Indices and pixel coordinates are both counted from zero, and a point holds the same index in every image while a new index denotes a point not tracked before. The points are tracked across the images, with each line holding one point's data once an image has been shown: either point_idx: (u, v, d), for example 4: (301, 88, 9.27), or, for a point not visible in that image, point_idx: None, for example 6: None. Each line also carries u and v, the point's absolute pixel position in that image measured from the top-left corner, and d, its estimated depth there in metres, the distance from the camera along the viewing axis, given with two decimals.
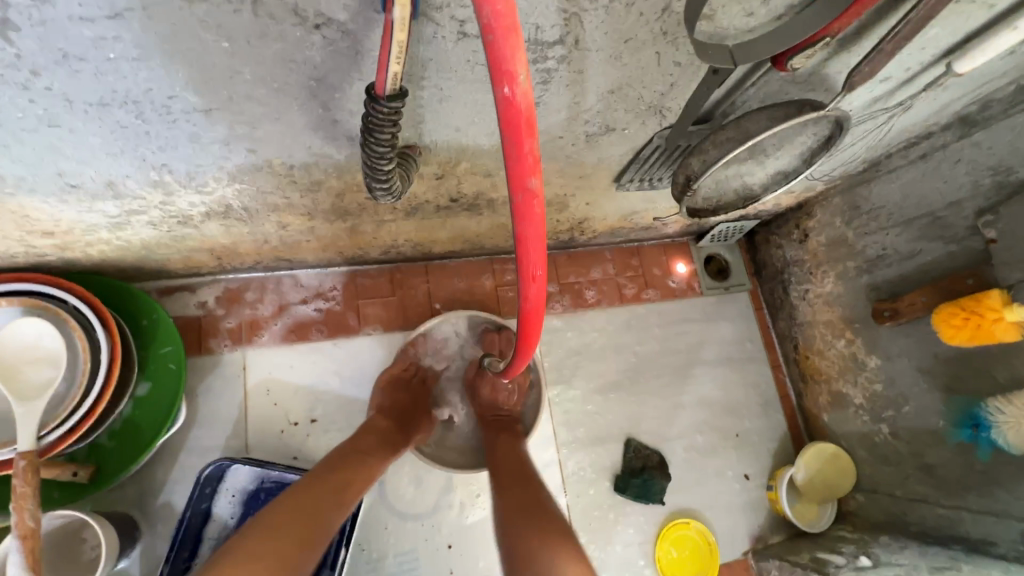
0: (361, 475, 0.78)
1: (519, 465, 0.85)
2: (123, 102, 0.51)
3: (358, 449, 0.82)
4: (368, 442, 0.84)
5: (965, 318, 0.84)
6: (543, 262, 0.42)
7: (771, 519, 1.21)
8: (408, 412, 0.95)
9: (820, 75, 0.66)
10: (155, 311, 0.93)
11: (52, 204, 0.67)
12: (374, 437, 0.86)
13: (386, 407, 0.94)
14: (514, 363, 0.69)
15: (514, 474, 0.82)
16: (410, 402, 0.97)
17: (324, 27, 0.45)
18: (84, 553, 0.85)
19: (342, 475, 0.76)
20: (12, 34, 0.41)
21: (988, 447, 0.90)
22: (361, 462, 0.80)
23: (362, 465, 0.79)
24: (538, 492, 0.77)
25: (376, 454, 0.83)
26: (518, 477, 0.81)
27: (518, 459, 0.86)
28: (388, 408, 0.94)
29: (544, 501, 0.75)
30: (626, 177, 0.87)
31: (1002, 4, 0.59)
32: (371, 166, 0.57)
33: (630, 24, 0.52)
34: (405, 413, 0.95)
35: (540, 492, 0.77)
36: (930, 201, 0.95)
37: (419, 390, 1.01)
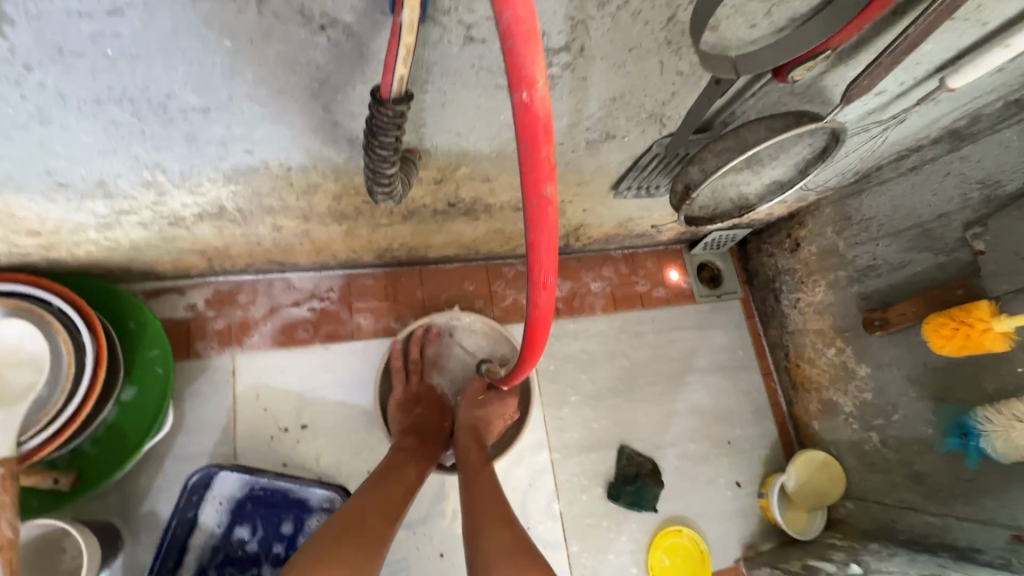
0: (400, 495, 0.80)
1: (493, 500, 0.80)
2: (119, 99, 0.50)
3: (393, 470, 0.83)
4: (401, 462, 0.86)
5: (955, 327, 0.86)
6: (556, 268, 0.41)
7: (762, 526, 1.21)
8: (432, 427, 0.97)
9: (818, 88, 0.67)
10: (142, 314, 0.91)
11: (40, 202, 0.65)
12: (405, 455, 0.88)
13: (410, 424, 0.95)
14: (518, 372, 0.69)
15: (491, 511, 0.78)
16: (435, 416, 0.99)
17: (329, 28, 0.45)
18: (63, 563, 0.82)
19: (381, 498, 0.77)
20: (7, 28, 0.40)
21: (976, 456, 0.91)
22: (399, 482, 0.82)
23: (398, 484, 0.81)
24: (516, 536, 0.74)
25: (410, 471, 0.85)
26: (497, 513, 0.78)
27: (494, 493, 0.82)
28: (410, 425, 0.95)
29: (523, 546, 0.72)
30: (623, 184, 0.88)
31: (994, 22, 0.61)
32: (373, 169, 0.56)
33: (635, 33, 0.52)
34: (427, 426, 0.96)
35: (517, 535, 0.74)
36: (920, 213, 0.96)
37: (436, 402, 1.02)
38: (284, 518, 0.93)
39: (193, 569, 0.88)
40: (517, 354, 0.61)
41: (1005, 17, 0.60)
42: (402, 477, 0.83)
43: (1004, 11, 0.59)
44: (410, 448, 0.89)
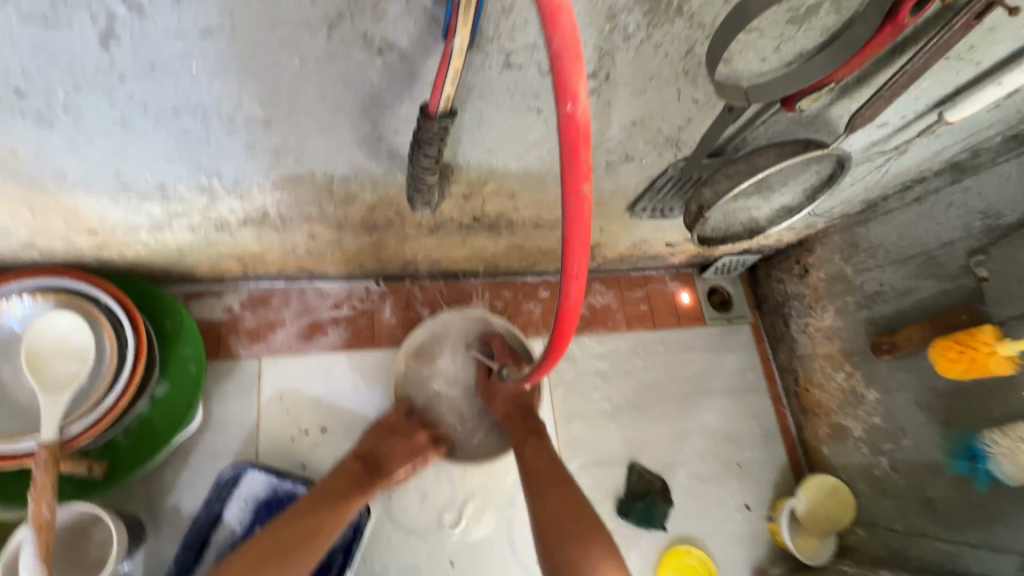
0: (323, 533, 0.80)
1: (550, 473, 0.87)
2: (194, 110, 0.56)
3: (320, 504, 0.82)
4: (330, 493, 0.84)
5: (960, 351, 0.88)
6: (587, 264, 0.43)
7: (771, 551, 1.21)
8: (388, 457, 0.93)
9: (824, 118, 0.72)
10: (180, 314, 0.96)
11: (103, 202, 0.71)
12: (340, 484, 0.86)
13: (368, 449, 0.93)
14: (535, 374, 0.74)
15: (551, 482, 0.86)
16: (398, 444, 0.95)
17: (387, 52, 0.51)
18: (88, 552, 0.85)
19: (297, 538, 0.78)
20: (111, 44, 0.46)
21: (986, 479, 0.92)
22: (326, 517, 0.81)
23: (330, 515, 0.82)
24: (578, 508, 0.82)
25: (339, 501, 0.84)
26: (552, 483, 0.86)
27: (549, 466, 0.89)
28: (371, 454, 0.93)
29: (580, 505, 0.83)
30: (639, 206, 0.93)
31: (987, 62, 0.66)
32: (415, 177, 0.62)
33: (656, 63, 0.58)
34: (386, 458, 0.93)
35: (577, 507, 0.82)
36: (925, 241, 1.00)
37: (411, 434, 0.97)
38: None
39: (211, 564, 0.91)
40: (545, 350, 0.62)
41: (997, 58, 0.66)
42: (327, 509, 0.82)
43: (996, 52, 0.65)
44: (350, 476, 0.88)
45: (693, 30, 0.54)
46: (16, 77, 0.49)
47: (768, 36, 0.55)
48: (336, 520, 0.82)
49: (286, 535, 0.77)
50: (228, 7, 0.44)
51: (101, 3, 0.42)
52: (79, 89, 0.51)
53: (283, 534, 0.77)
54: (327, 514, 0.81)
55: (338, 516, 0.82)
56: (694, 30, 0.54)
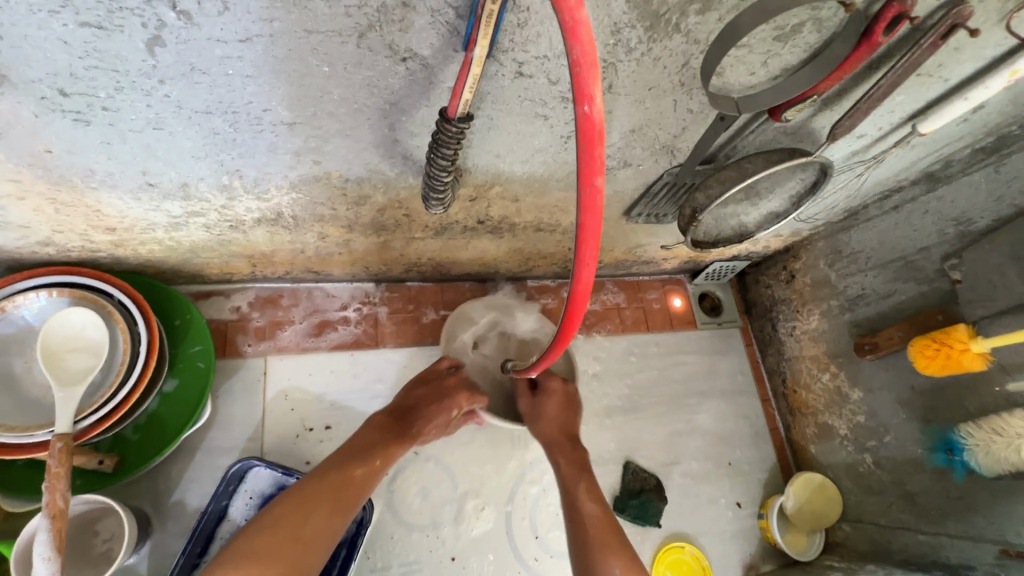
0: (354, 497, 0.85)
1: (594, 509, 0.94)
2: (225, 112, 0.60)
3: (354, 455, 0.89)
4: (363, 444, 0.91)
5: (936, 349, 0.93)
6: (598, 251, 0.46)
7: (762, 547, 1.24)
8: (421, 410, 0.99)
9: (808, 129, 0.77)
10: (189, 312, 0.98)
11: (126, 200, 0.74)
12: (372, 435, 0.93)
13: (399, 403, 1.00)
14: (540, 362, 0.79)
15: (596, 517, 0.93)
16: (434, 398, 1.00)
17: (410, 60, 0.55)
18: (95, 546, 0.86)
19: (332, 493, 0.83)
20: (157, 48, 0.50)
21: (963, 470, 0.97)
22: (361, 477, 0.87)
23: (359, 467, 0.87)
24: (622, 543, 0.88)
25: (369, 453, 0.90)
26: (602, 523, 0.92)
27: (595, 504, 0.95)
28: (407, 407, 0.99)
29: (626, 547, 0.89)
30: (635, 211, 0.97)
31: (955, 79, 0.72)
32: (430, 177, 0.66)
33: (655, 75, 0.63)
34: (415, 410, 0.99)
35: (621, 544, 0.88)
36: (903, 247, 1.06)
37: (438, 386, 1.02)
38: None
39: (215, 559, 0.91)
40: (552, 338, 0.67)
41: (964, 75, 0.72)
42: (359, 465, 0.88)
43: (962, 70, 0.71)
44: (382, 428, 0.95)
45: (688, 46, 0.59)
46: (63, 77, 0.52)
47: (756, 52, 0.60)
48: (367, 479, 0.88)
49: (322, 495, 0.82)
50: (269, 17, 0.48)
51: (153, 11, 0.46)
52: (120, 89, 0.54)
53: (320, 488, 0.82)
54: (360, 470, 0.87)
55: (370, 472, 0.88)
56: (689, 45, 0.59)
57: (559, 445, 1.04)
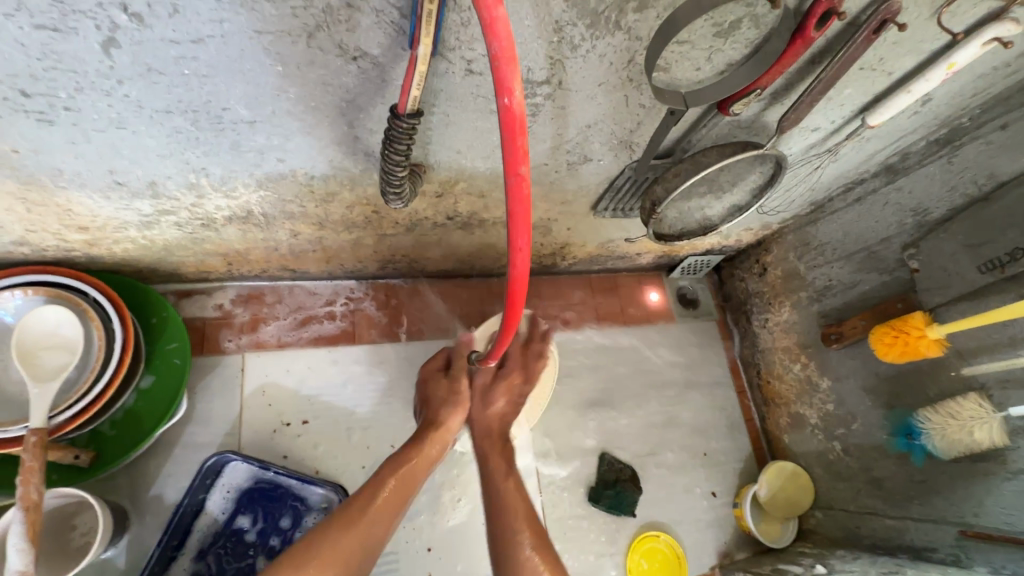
0: (374, 536, 0.86)
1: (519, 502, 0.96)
2: (185, 111, 0.62)
3: (369, 490, 0.90)
4: (375, 479, 0.92)
5: (894, 336, 0.96)
6: (527, 237, 0.49)
7: (737, 536, 1.27)
8: (439, 405, 1.02)
9: (760, 123, 0.80)
10: (165, 310, 1.00)
11: (96, 199, 0.76)
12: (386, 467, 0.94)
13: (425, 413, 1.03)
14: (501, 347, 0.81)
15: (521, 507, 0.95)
16: (446, 384, 1.04)
17: (360, 59, 0.57)
18: (73, 539, 0.88)
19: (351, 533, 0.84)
20: (112, 50, 0.52)
21: (922, 454, 1.00)
22: (382, 513, 0.88)
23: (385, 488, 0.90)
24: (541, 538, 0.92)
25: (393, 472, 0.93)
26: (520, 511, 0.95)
27: (514, 489, 0.98)
28: (425, 400, 1.05)
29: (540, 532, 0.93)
30: (602, 205, 0.99)
31: (898, 72, 0.75)
32: (387, 171, 0.68)
33: (603, 72, 0.65)
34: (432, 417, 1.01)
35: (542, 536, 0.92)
36: (866, 238, 1.09)
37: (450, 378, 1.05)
38: (284, 512, 1.00)
39: (193, 551, 0.95)
40: (500, 323, 0.69)
41: (906, 69, 0.74)
42: (377, 501, 0.89)
43: (904, 64, 0.73)
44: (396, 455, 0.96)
45: (631, 42, 0.61)
46: (23, 78, 0.54)
47: (699, 48, 0.62)
48: (389, 515, 0.89)
49: (340, 537, 0.83)
50: (219, 18, 0.50)
51: (105, 14, 0.48)
52: (80, 90, 0.56)
53: (342, 534, 0.83)
54: (379, 504, 0.89)
55: (390, 505, 0.90)
56: (632, 42, 0.61)
57: (490, 437, 1.04)
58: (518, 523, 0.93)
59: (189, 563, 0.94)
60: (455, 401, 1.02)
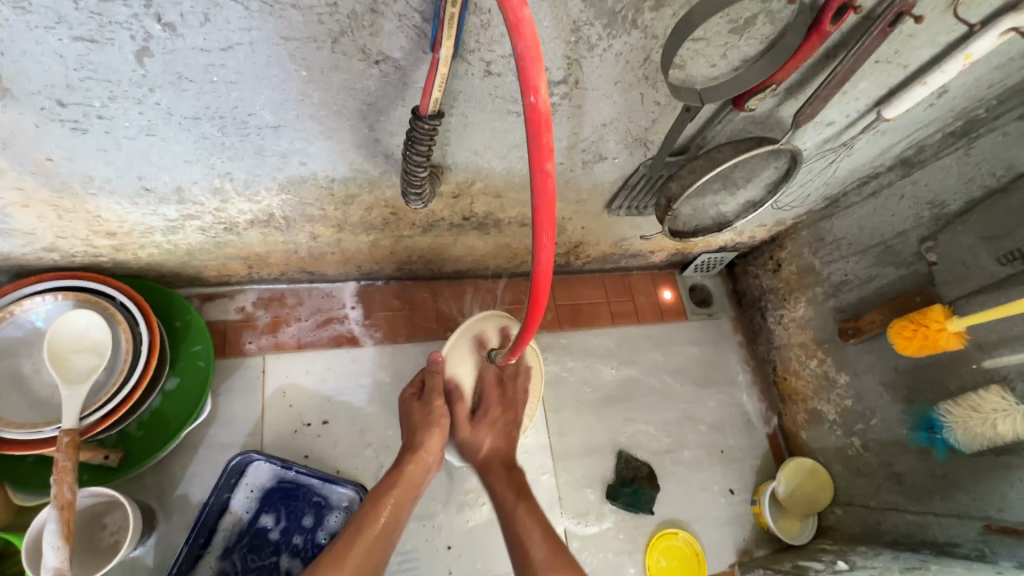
0: (368, 568, 0.82)
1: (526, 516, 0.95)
2: (213, 117, 0.63)
3: (355, 525, 0.86)
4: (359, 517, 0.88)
5: (913, 329, 0.96)
6: (553, 232, 0.50)
7: (755, 533, 1.26)
8: (413, 432, 0.99)
9: (775, 118, 0.80)
10: (188, 314, 1.02)
11: (124, 204, 0.78)
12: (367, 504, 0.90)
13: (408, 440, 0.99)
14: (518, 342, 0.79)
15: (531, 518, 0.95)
16: (419, 412, 1.00)
17: (382, 62, 0.58)
18: (103, 538, 0.90)
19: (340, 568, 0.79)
20: (145, 59, 0.54)
21: (944, 448, 0.99)
22: (370, 546, 0.84)
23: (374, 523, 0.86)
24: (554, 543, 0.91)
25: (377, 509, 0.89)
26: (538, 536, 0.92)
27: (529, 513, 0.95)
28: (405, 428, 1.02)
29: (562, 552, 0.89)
30: (616, 203, 1.00)
31: (914, 65, 0.75)
32: (408, 172, 0.69)
33: (619, 70, 0.66)
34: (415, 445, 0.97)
35: (552, 541, 0.91)
36: (883, 232, 1.08)
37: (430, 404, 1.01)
38: (306, 511, 1.02)
39: (219, 549, 0.97)
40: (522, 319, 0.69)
41: (922, 61, 0.74)
42: (365, 535, 0.85)
43: (919, 56, 0.74)
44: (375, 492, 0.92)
45: (647, 40, 0.62)
46: (60, 89, 0.56)
47: (714, 44, 0.63)
48: (380, 547, 0.85)
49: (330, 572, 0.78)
50: (248, 26, 0.52)
51: (140, 24, 0.50)
52: (113, 99, 0.58)
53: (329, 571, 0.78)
54: (367, 538, 0.84)
55: (380, 538, 0.86)
56: (648, 40, 0.62)
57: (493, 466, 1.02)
58: (531, 536, 0.91)
59: (215, 561, 0.96)
60: (428, 424, 0.99)
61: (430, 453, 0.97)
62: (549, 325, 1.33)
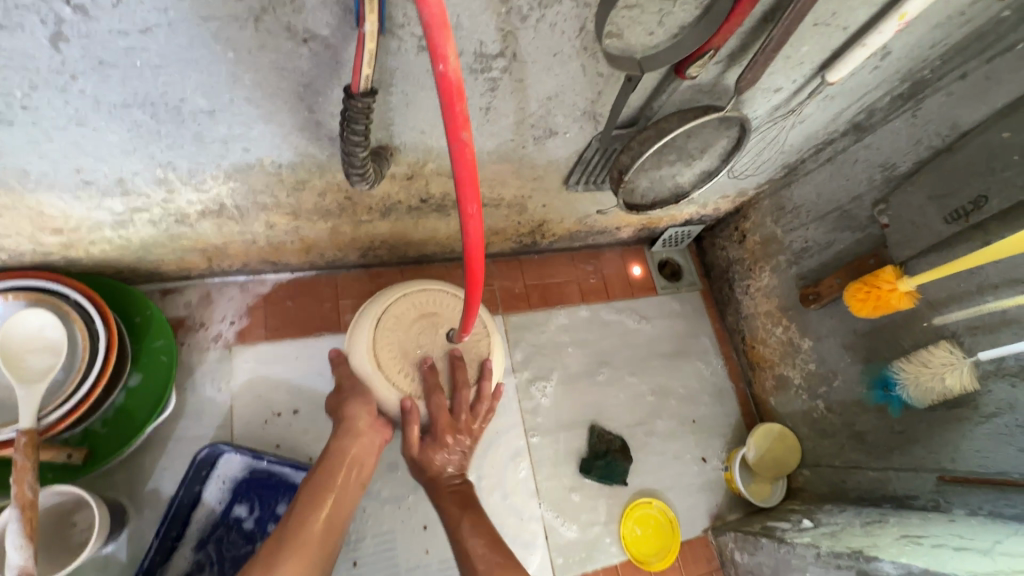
0: (316, 544, 0.82)
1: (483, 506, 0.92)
2: (143, 104, 0.62)
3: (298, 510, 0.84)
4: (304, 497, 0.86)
5: (867, 292, 0.98)
6: (476, 199, 0.53)
7: (728, 498, 1.30)
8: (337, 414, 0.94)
9: (721, 86, 0.81)
10: (148, 310, 1.01)
11: (67, 200, 0.76)
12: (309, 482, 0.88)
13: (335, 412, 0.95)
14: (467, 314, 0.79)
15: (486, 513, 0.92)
16: (337, 400, 0.95)
17: (311, 41, 0.58)
18: (73, 536, 0.89)
19: (292, 544, 0.80)
20: (61, 44, 0.52)
21: (899, 404, 1.03)
22: (325, 521, 0.84)
23: (315, 495, 0.85)
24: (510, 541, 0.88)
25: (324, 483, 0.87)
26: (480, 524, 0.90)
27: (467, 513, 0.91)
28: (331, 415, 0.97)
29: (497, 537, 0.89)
30: (573, 179, 1.00)
31: (852, 27, 0.76)
32: (348, 153, 0.69)
33: (556, 41, 0.66)
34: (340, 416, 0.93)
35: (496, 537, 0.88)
36: (839, 197, 1.09)
37: (345, 385, 0.96)
38: (280, 499, 1.03)
39: (193, 541, 0.97)
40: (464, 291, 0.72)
41: (859, 23, 0.75)
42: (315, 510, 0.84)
43: (858, 17, 0.74)
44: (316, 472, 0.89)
45: (580, 10, 0.62)
46: None
47: (649, 12, 0.63)
48: (334, 517, 0.86)
49: (280, 552, 0.79)
50: (164, 6, 0.51)
51: (49, 7, 0.49)
52: (35, 88, 0.57)
53: (276, 551, 0.79)
54: (319, 513, 0.84)
55: (336, 508, 0.86)
56: (581, 9, 0.62)
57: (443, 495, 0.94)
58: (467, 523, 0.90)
59: (190, 552, 0.97)
60: (352, 395, 0.94)
61: (361, 420, 0.92)
62: (519, 306, 1.34)
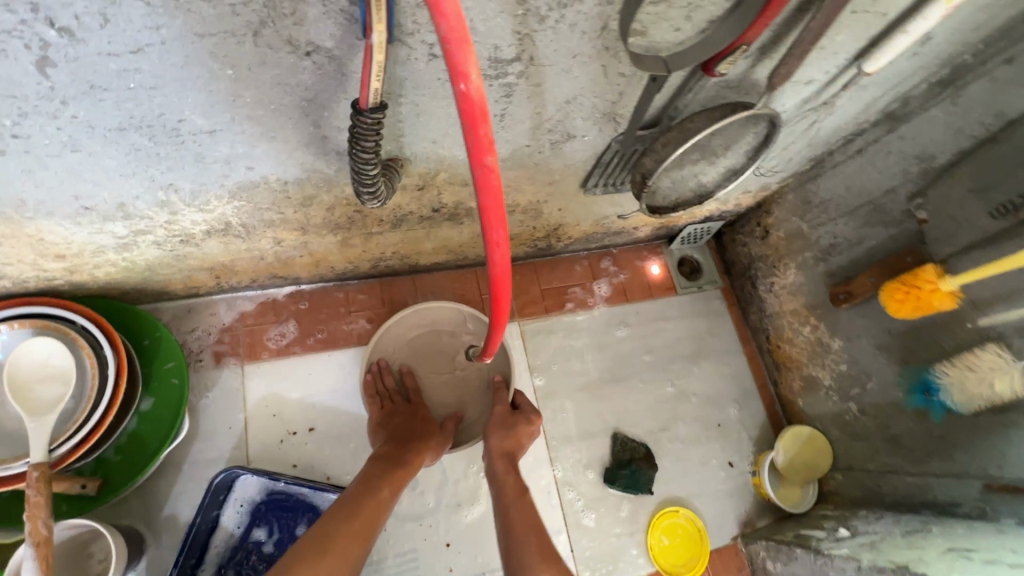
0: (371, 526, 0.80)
1: (511, 515, 0.87)
2: (139, 126, 0.58)
3: (364, 488, 0.84)
4: (370, 477, 0.87)
5: (906, 292, 0.94)
6: (503, 227, 0.50)
7: (756, 503, 1.26)
8: (411, 430, 0.98)
9: (749, 81, 0.76)
10: (156, 331, 0.98)
11: (68, 226, 0.74)
12: (377, 467, 0.89)
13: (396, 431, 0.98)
14: (489, 342, 0.78)
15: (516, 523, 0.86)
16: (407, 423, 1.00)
17: (314, 53, 0.54)
18: (91, 566, 0.88)
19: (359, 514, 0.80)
20: (48, 69, 0.49)
21: (940, 410, 0.98)
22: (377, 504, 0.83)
23: (380, 488, 0.85)
24: (545, 538, 0.82)
25: (381, 479, 0.87)
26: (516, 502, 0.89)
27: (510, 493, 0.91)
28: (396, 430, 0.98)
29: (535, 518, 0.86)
30: (591, 182, 0.95)
31: (893, 13, 0.70)
32: (357, 170, 0.65)
33: (576, 42, 0.61)
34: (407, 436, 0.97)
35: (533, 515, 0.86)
36: (870, 191, 1.04)
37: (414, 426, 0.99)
38: (299, 521, 1.00)
39: (213, 567, 0.95)
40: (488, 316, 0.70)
41: (901, 8, 0.70)
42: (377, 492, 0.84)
43: (899, 3, 0.69)
44: (385, 457, 0.91)
45: (602, 8, 0.57)
46: None
47: (676, 6, 0.58)
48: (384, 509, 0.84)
49: (349, 520, 0.78)
50: (155, 24, 0.47)
51: (32, 31, 0.45)
52: (25, 115, 0.53)
53: (343, 520, 0.78)
54: (377, 498, 0.84)
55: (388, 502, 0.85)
56: (603, 7, 0.57)
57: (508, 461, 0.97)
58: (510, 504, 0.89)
59: None
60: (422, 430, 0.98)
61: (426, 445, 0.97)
62: (534, 312, 1.30)
